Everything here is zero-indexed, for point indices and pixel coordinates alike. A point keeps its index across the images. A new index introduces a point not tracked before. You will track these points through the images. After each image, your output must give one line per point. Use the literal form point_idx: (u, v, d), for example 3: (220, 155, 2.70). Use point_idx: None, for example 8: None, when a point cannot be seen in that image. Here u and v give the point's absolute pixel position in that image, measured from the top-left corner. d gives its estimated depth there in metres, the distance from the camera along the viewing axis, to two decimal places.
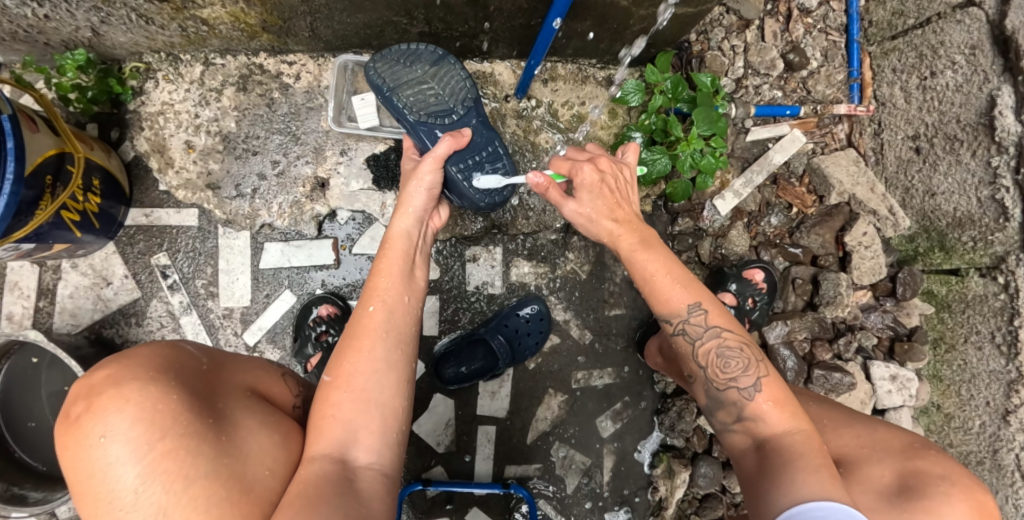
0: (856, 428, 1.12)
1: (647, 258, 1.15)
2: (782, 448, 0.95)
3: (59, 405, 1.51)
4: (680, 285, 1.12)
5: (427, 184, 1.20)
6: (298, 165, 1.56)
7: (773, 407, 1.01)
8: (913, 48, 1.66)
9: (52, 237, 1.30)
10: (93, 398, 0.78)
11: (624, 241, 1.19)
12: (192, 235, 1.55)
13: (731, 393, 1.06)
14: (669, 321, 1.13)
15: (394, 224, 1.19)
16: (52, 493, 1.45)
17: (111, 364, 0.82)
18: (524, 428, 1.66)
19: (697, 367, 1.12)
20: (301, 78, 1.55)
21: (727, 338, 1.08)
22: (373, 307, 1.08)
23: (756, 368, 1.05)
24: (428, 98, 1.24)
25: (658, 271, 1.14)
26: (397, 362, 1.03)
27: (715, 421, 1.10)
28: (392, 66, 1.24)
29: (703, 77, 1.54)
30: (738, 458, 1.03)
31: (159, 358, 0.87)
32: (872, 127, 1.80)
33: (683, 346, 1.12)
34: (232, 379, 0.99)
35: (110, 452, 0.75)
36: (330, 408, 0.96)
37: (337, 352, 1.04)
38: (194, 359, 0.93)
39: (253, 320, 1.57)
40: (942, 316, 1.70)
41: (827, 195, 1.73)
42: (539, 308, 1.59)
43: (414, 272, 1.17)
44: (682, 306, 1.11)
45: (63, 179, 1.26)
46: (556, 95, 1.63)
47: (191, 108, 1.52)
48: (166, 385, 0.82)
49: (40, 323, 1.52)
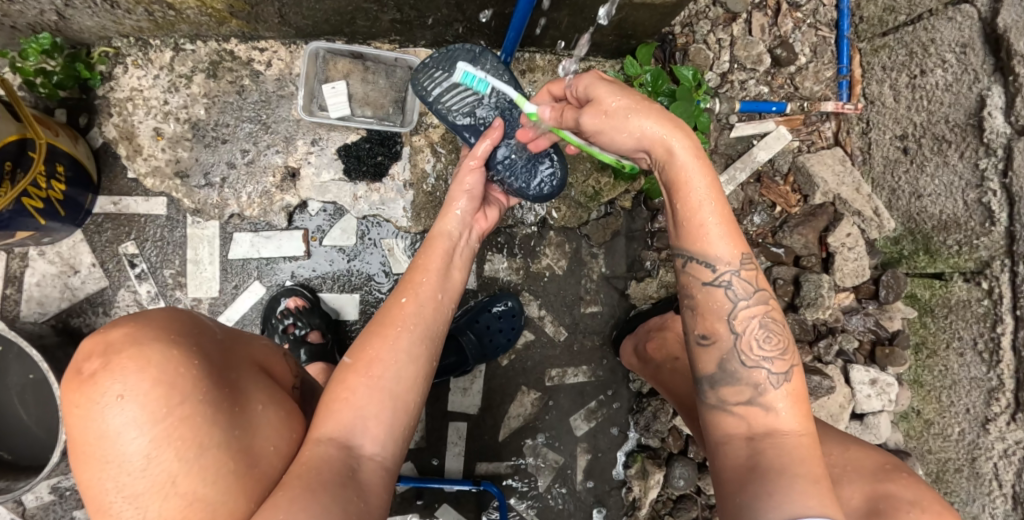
0: (831, 445, 1.12)
1: (696, 172, 0.94)
2: (781, 447, 0.89)
3: (26, 393, 1.50)
4: (728, 224, 0.96)
5: (468, 187, 1.22)
6: (268, 155, 1.52)
7: (788, 404, 0.94)
8: (904, 45, 1.62)
9: (16, 225, 1.30)
10: (110, 356, 0.71)
11: (678, 142, 0.94)
12: (160, 224, 1.52)
13: (756, 373, 0.95)
14: (712, 268, 0.97)
15: (442, 222, 1.21)
16: (14, 482, 1.39)
17: (127, 323, 0.75)
18: (497, 425, 1.64)
19: (726, 331, 0.97)
20: (272, 66, 1.52)
21: (770, 312, 0.98)
22: (406, 299, 1.08)
23: (790, 356, 0.97)
24: (468, 100, 1.23)
25: (707, 195, 0.94)
26: (420, 356, 1.03)
27: (712, 395, 0.98)
28: (432, 74, 1.22)
29: (685, 71, 1.52)
30: (723, 442, 0.97)
31: (176, 323, 0.81)
32: (860, 125, 1.75)
33: (718, 302, 0.97)
34: (242, 352, 0.95)
35: (123, 413, 0.69)
36: (346, 392, 0.95)
37: (362, 338, 1.03)
38: (209, 329, 0.87)
39: (221, 312, 1.53)
40: (924, 320, 1.64)
41: (811, 195, 1.70)
42: (511, 305, 1.56)
43: (450, 270, 1.17)
44: (733, 255, 0.96)
45: (24, 166, 1.27)
46: (534, 87, 1.58)
47: (160, 94, 1.50)
48: (187, 350, 0.76)
49: (6, 311, 1.50)
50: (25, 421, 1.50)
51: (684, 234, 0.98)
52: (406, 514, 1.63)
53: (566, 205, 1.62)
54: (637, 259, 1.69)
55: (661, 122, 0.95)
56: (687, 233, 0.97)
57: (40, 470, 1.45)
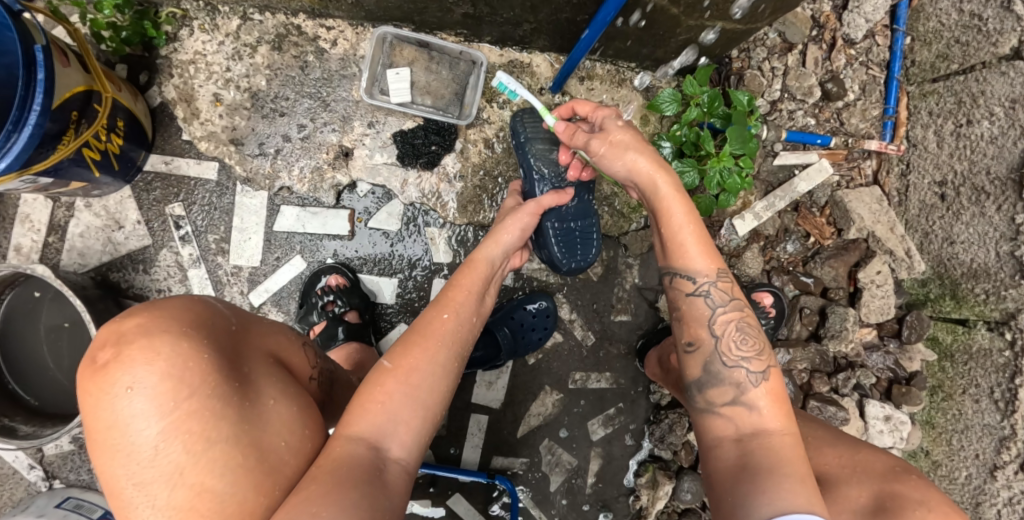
0: (840, 448, 1.15)
1: (675, 202, 1.10)
2: (769, 446, 0.95)
3: (58, 341, 1.51)
4: (705, 248, 1.09)
5: (524, 224, 1.33)
6: (324, 132, 1.53)
7: (769, 402, 1.01)
8: (953, 93, 1.65)
9: (70, 174, 1.32)
10: (122, 347, 0.73)
11: (661, 179, 1.10)
12: (209, 189, 1.53)
13: (736, 373, 1.03)
14: (691, 281, 1.09)
15: (483, 248, 1.29)
16: (41, 428, 1.42)
17: (142, 313, 0.77)
18: (516, 421, 1.66)
19: (706, 334, 1.06)
20: (337, 45, 1.53)
21: (747, 316, 1.07)
22: (448, 315, 1.15)
23: (767, 356, 1.05)
24: (553, 156, 1.42)
25: (686, 222, 1.09)
26: (453, 373, 1.08)
27: (699, 398, 1.07)
28: (533, 123, 1.47)
29: (740, 95, 1.51)
30: (712, 445, 1.03)
31: (190, 313, 0.81)
32: (900, 166, 1.78)
33: (697, 310, 1.08)
34: (256, 341, 0.93)
35: (133, 405, 0.71)
36: (382, 395, 0.97)
37: (399, 347, 1.07)
38: (224, 319, 0.87)
39: (261, 282, 1.54)
40: (943, 364, 1.67)
41: (846, 229, 1.72)
42: (546, 305, 1.59)
43: (484, 296, 1.25)
44: (710, 270, 1.08)
45: (88, 116, 1.29)
46: (591, 94, 1.60)
47: (224, 61, 1.51)
48: (198, 342, 0.77)
49: (47, 258, 1.52)
50: (53, 369, 1.50)
51: (669, 253, 1.12)
52: (418, 500, 1.65)
53: (608, 213, 1.64)
54: None
55: (652, 160, 1.12)
56: (670, 252, 1.11)
57: (67, 420, 1.46)
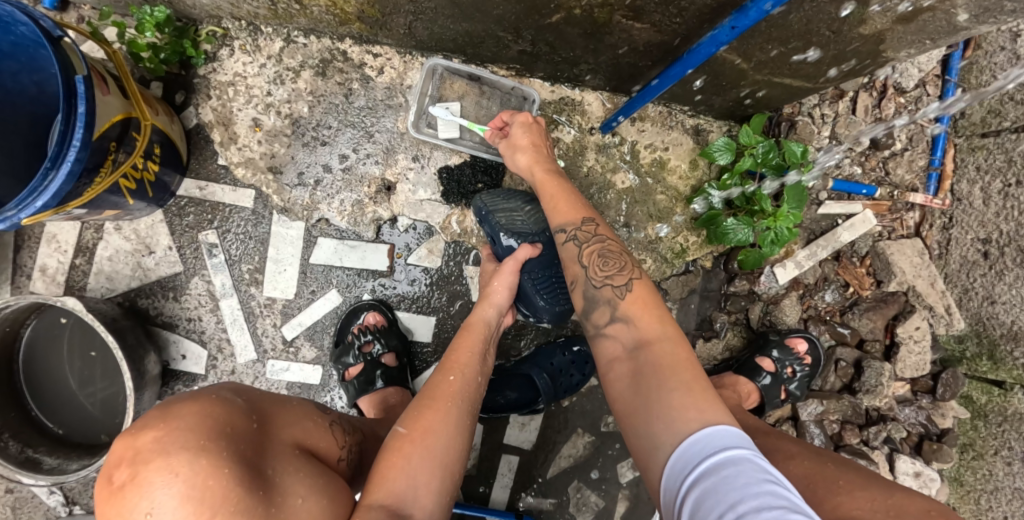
0: (872, 491, 1.01)
1: (546, 182, 1.28)
2: (654, 354, 1.03)
3: (83, 369, 1.46)
4: (573, 202, 1.25)
5: (506, 282, 1.31)
6: (366, 164, 1.48)
7: (634, 310, 1.10)
8: (1004, 151, 1.58)
9: (102, 204, 1.24)
10: (139, 467, 0.68)
11: (536, 168, 1.29)
12: (245, 217, 1.48)
13: (604, 290, 1.14)
14: (562, 231, 1.23)
15: (478, 310, 1.29)
16: (66, 461, 1.37)
17: (158, 424, 0.72)
18: (546, 462, 1.65)
19: (579, 268, 1.19)
20: (384, 73, 1.47)
21: (608, 243, 1.19)
22: (455, 376, 1.12)
23: (629, 271, 1.15)
24: (515, 220, 1.36)
25: (555, 188, 1.27)
26: (469, 432, 1.06)
27: (588, 324, 1.16)
28: (494, 198, 1.40)
29: (795, 146, 1.44)
30: (606, 362, 1.10)
31: (206, 418, 0.76)
32: (942, 220, 1.73)
33: (570, 251, 1.21)
34: (277, 433, 0.89)
35: None
36: (401, 458, 0.95)
37: (411, 410, 1.05)
38: (243, 417, 0.82)
39: (294, 315, 1.50)
40: (976, 423, 1.68)
41: (885, 281, 1.71)
42: (585, 349, 1.57)
43: (489, 356, 1.23)
44: (575, 218, 1.22)
45: (125, 146, 1.21)
46: (640, 136, 1.56)
47: (264, 84, 1.45)
48: (218, 456, 0.72)
49: (74, 281, 1.46)
50: (78, 397, 1.46)
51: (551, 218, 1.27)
52: None
53: (651, 258, 1.61)
54: (708, 319, 1.73)
55: (525, 151, 1.31)
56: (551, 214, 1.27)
57: (93, 452, 1.42)
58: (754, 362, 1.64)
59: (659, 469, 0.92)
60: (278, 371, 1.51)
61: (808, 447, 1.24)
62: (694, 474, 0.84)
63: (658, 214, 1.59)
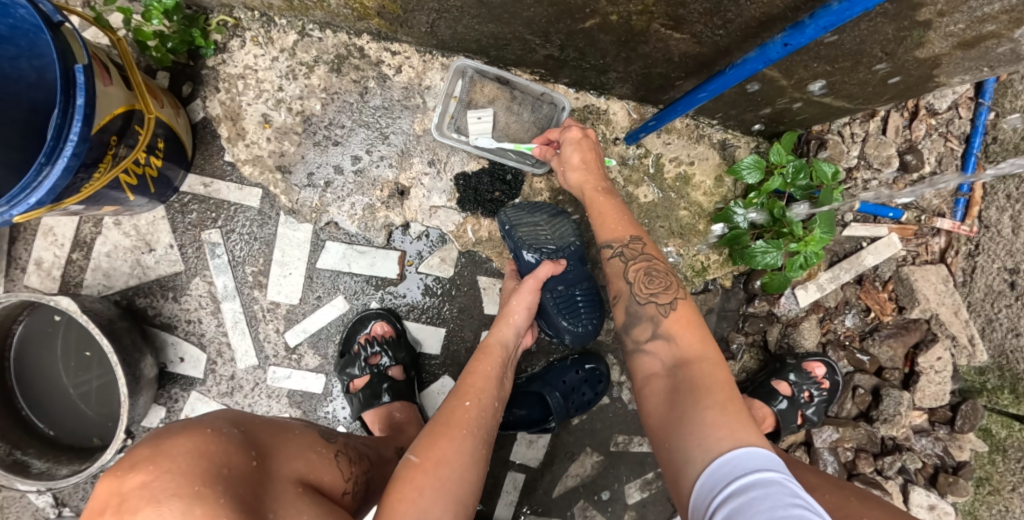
0: None
1: (596, 201, 1.27)
2: (693, 373, 1.03)
3: (76, 368, 1.40)
4: (623, 220, 1.24)
5: (526, 303, 1.24)
6: (380, 167, 1.42)
7: (678, 331, 1.10)
8: None
9: (103, 199, 1.17)
10: (127, 516, 0.65)
11: (588, 188, 1.29)
12: (250, 217, 1.41)
13: (649, 308, 1.14)
14: (609, 246, 1.23)
15: (497, 331, 1.22)
16: (56, 465, 1.31)
17: (148, 467, 0.69)
18: (553, 480, 1.59)
19: (624, 284, 1.19)
20: (402, 72, 1.40)
21: (654, 262, 1.19)
22: (469, 402, 1.05)
23: (675, 290, 1.15)
24: (539, 236, 1.31)
25: (604, 208, 1.26)
26: (481, 463, 1.00)
27: (628, 340, 1.15)
28: (518, 212, 1.34)
29: (826, 166, 1.37)
30: (644, 379, 1.10)
31: (202, 458, 0.72)
32: (968, 247, 1.65)
33: (615, 267, 1.21)
34: (282, 467, 0.83)
35: None
36: (413, 491, 0.89)
37: (423, 439, 1.00)
38: (243, 454, 0.77)
39: (298, 321, 1.44)
40: (993, 457, 1.65)
41: (909, 307, 1.65)
42: (597, 368, 1.51)
43: (504, 380, 1.16)
44: (624, 234, 1.22)
45: (127, 140, 1.14)
46: (666, 148, 1.50)
47: (276, 79, 1.38)
48: (213, 503, 0.67)
49: (69, 276, 1.40)
50: (70, 397, 1.40)
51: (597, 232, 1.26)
52: None
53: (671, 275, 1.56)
54: (724, 339, 1.68)
55: (579, 170, 1.29)
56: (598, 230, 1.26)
57: (84, 456, 1.35)
58: (769, 385, 1.59)
59: (688, 485, 0.91)
60: (278, 378, 1.44)
61: (829, 482, 1.20)
62: (722, 494, 0.84)
63: (680, 230, 1.54)
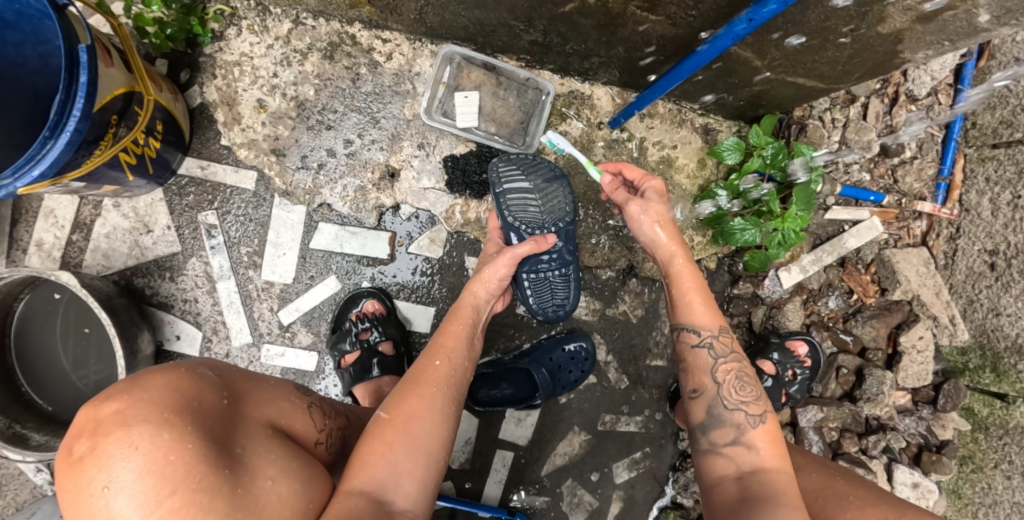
0: (883, 507, 1.00)
1: (690, 277, 1.22)
2: (764, 482, 1.00)
3: (74, 345, 1.44)
4: (708, 304, 1.20)
5: (499, 273, 1.27)
6: (371, 150, 1.46)
7: (765, 443, 1.06)
8: (1015, 162, 1.53)
9: (103, 178, 1.22)
10: (99, 439, 0.68)
11: (675, 259, 1.23)
12: (246, 199, 1.46)
13: (736, 414, 1.09)
14: (696, 332, 1.17)
15: (468, 294, 1.27)
16: (53, 438, 1.35)
17: (121, 395, 0.72)
18: (541, 459, 1.63)
19: (709, 380, 1.14)
20: (392, 59, 1.45)
21: (743, 367, 1.14)
22: (439, 361, 1.11)
23: (763, 402, 1.11)
24: (528, 206, 1.32)
25: (695, 284, 1.20)
26: (451, 418, 1.05)
27: (704, 439, 1.11)
28: (512, 171, 1.34)
29: (806, 150, 1.40)
30: (714, 483, 1.06)
31: (175, 392, 0.76)
32: (949, 230, 1.69)
33: (701, 357, 1.15)
34: (252, 411, 0.89)
35: (114, 505, 0.67)
36: (382, 445, 0.94)
37: (396, 394, 1.04)
38: (214, 392, 0.82)
39: (292, 300, 1.48)
40: (976, 435, 1.66)
41: (890, 289, 1.69)
42: (584, 346, 1.54)
43: (474, 341, 1.21)
44: (712, 323, 1.17)
45: (128, 120, 1.19)
46: (649, 132, 1.54)
47: (271, 66, 1.43)
48: (182, 430, 0.72)
49: (69, 257, 1.44)
50: (67, 373, 1.44)
51: (676, 313, 1.21)
52: None
53: None
54: None
55: (670, 236, 1.23)
56: (678, 311, 1.21)
57: None
58: (755, 364, 1.63)
59: None
60: (272, 356, 1.48)
61: (815, 460, 1.24)
62: None
63: None
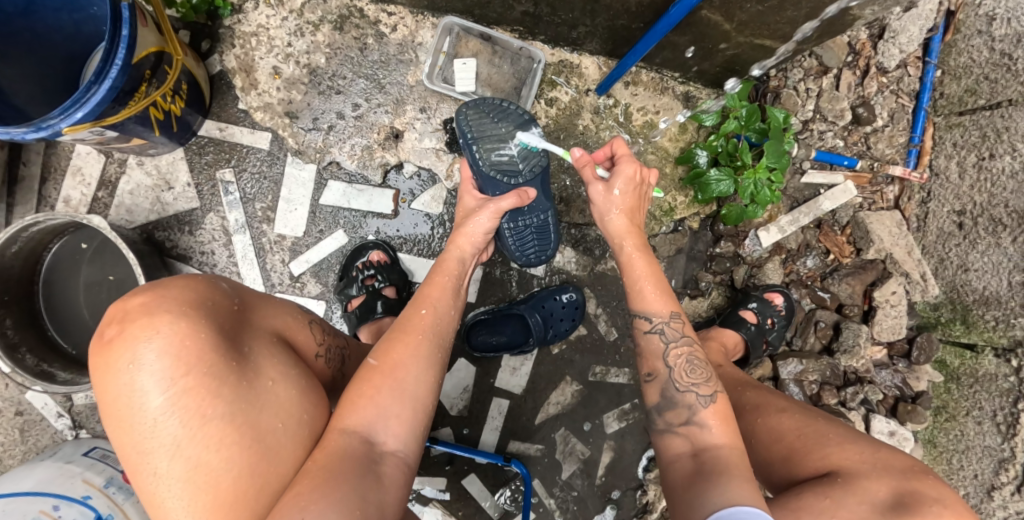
0: (859, 445, 1.12)
1: (643, 257, 1.33)
2: (719, 456, 1.05)
3: (94, 294, 1.55)
4: (660, 291, 1.29)
5: (483, 227, 1.36)
6: (377, 113, 1.59)
7: (716, 421, 1.13)
8: (978, 127, 1.64)
9: (133, 131, 1.33)
10: (127, 324, 0.81)
11: (628, 241, 1.34)
12: (261, 158, 1.58)
13: (687, 396, 1.18)
14: (648, 320, 1.28)
15: (451, 247, 1.34)
16: (78, 376, 1.47)
17: (145, 292, 0.85)
18: (535, 408, 1.72)
19: (662, 366, 1.23)
20: (397, 30, 1.59)
21: (695, 350, 1.23)
22: (425, 310, 1.18)
23: (713, 383, 1.19)
24: (501, 159, 1.42)
25: (648, 272, 1.31)
26: (438, 363, 1.12)
27: (660, 420, 1.19)
28: (481, 118, 1.41)
29: (778, 112, 1.53)
30: (671, 460, 1.12)
31: (192, 292, 0.88)
32: (920, 194, 1.80)
33: (653, 343, 1.26)
34: (261, 320, 0.99)
35: (138, 378, 0.79)
36: (371, 390, 1.01)
37: (385, 343, 1.11)
38: (227, 298, 0.93)
39: (303, 252, 1.60)
40: (949, 386, 1.76)
41: (865, 249, 1.79)
42: (575, 297, 1.64)
43: (459, 291, 1.29)
44: (664, 310, 1.27)
45: (158, 78, 1.31)
46: (634, 99, 1.67)
47: (286, 36, 1.56)
48: (196, 322, 0.84)
49: (95, 212, 1.56)
50: (87, 320, 1.55)
51: (631, 300, 1.31)
52: (435, 477, 1.70)
53: None
54: (693, 279, 1.82)
55: (626, 217, 1.34)
56: (632, 299, 1.31)
57: None
58: (737, 315, 1.71)
59: None
60: None
61: (794, 403, 1.31)
62: None
63: None
